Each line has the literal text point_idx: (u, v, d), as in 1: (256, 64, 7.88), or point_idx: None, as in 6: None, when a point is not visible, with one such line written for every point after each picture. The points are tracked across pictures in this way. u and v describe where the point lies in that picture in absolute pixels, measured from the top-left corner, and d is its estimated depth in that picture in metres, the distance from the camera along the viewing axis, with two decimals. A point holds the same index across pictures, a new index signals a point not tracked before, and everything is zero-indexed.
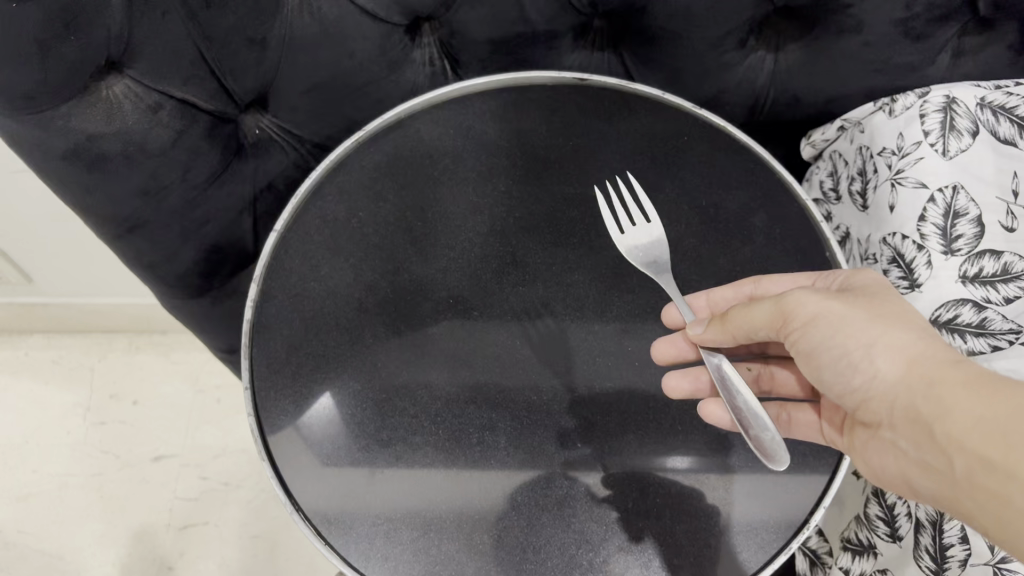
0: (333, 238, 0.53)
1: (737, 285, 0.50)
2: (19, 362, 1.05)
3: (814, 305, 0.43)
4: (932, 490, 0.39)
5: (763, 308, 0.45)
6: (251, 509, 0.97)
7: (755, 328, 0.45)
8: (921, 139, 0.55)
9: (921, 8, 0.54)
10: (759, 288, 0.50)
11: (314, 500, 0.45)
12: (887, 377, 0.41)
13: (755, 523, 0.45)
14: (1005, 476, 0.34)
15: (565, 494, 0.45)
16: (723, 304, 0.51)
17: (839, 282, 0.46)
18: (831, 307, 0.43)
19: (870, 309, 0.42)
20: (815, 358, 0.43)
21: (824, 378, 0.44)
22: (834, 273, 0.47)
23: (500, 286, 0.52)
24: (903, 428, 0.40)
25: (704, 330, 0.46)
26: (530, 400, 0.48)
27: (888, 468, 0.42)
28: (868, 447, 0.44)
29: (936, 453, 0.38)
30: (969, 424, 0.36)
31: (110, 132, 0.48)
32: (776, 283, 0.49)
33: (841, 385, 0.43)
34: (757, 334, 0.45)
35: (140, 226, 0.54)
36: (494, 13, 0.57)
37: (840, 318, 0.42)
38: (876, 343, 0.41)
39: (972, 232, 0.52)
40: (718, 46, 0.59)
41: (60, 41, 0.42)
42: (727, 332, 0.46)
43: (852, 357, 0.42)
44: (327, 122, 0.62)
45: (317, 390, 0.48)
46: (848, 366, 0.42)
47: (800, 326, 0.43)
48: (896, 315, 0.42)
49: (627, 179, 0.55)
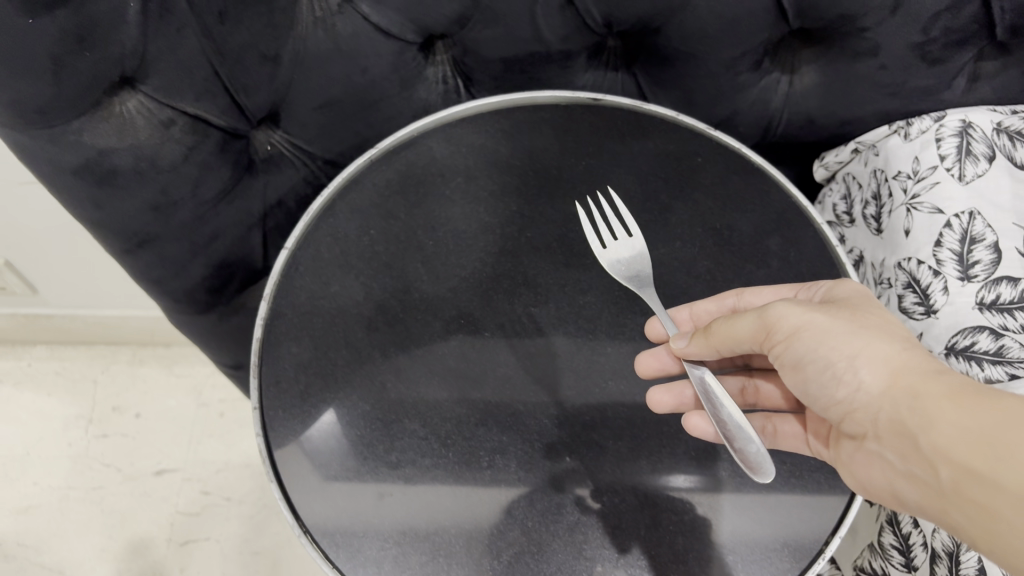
0: (343, 255, 0.53)
1: (719, 298, 0.50)
2: (22, 373, 1.05)
3: (798, 317, 0.42)
4: (919, 501, 0.38)
5: (747, 320, 0.44)
6: (252, 524, 0.97)
7: (738, 341, 0.44)
8: (937, 163, 0.55)
9: (938, 32, 0.53)
10: (741, 300, 0.49)
11: (323, 524, 0.44)
12: (871, 389, 0.40)
13: (769, 551, 0.44)
14: (997, 488, 0.34)
15: (576, 521, 0.45)
16: (706, 317, 0.51)
17: (823, 292, 0.46)
18: (815, 319, 0.42)
19: (853, 320, 0.42)
20: (801, 370, 0.42)
21: (810, 389, 0.43)
22: (818, 285, 0.47)
23: (512, 305, 0.51)
24: (890, 439, 0.39)
25: (688, 343, 0.46)
26: (541, 423, 0.48)
27: (874, 479, 0.41)
28: (853, 458, 0.43)
29: (922, 464, 0.38)
30: (955, 436, 0.36)
31: (122, 147, 0.47)
32: (757, 295, 0.49)
33: (826, 397, 0.42)
34: (741, 348, 0.44)
35: (149, 242, 0.53)
36: (508, 33, 0.57)
37: (823, 329, 0.41)
38: (860, 354, 0.40)
39: (989, 259, 0.52)
40: (733, 68, 0.59)
41: (75, 57, 0.42)
42: (710, 345, 0.45)
43: (836, 368, 0.41)
44: (339, 139, 0.61)
45: (326, 412, 0.47)
46: (833, 378, 0.41)
47: (784, 338, 0.42)
48: (879, 324, 0.41)
49: (608, 196, 0.54)
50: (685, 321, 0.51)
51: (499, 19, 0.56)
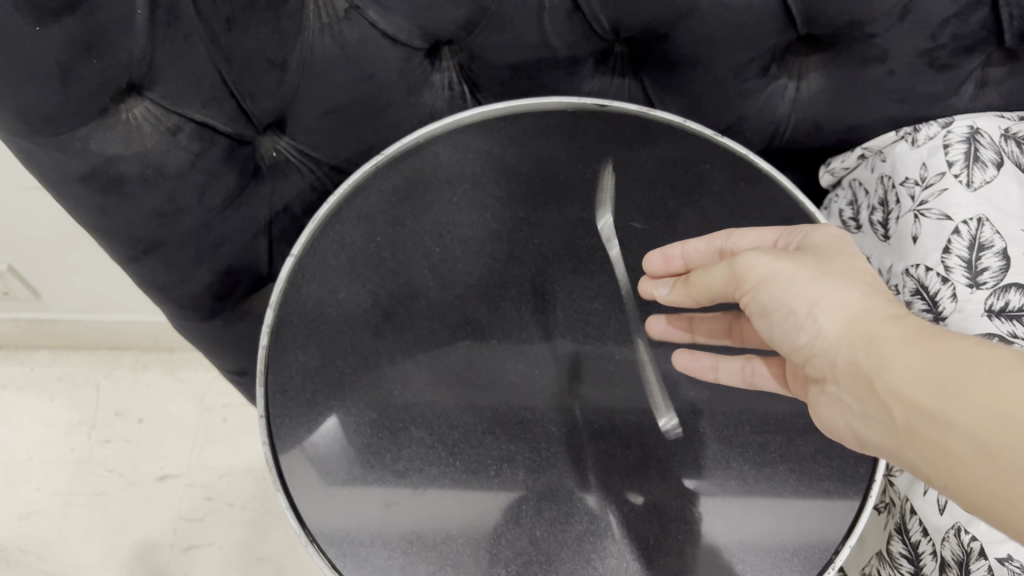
0: (350, 262, 0.52)
1: (709, 238, 0.48)
2: (25, 378, 1.05)
3: (764, 265, 0.42)
4: (877, 443, 0.37)
5: (719, 272, 0.44)
6: (255, 530, 0.96)
7: (713, 290, 0.45)
8: (945, 170, 0.55)
9: (946, 39, 0.54)
10: (729, 243, 0.48)
11: (330, 533, 0.44)
12: (829, 334, 0.39)
13: (780, 561, 0.44)
14: (945, 426, 0.33)
15: (585, 530, 0.44)
16: (697, 257, 0.49)
17: (799, 238, 0.45)
18: (780, 268, 0.41)
19: (817, 267, 0.41)
20: (767, 318, 0.42)
21: (775, 337, 0.42)
22: (795, 229, 0.45)
23: (520, 313, 0.51)
24: (847, 382, 0.38)
25: (670, 292, 0.48)
26: (550, 431, 0.47)
27: (837, 422, 0.40)
28: (818, 401, 0.42)
29: (879, 406, 0.36)
30: (909, 375, 0.35)
31: (129, 154, 0.47)
32: (744, 237, 0.47)
33: (789, 343, 0.41)
34: (717, 294, 0.45)
35: (155, 248, 0.53)
36: (515, 39, 0.57)
37: (787, 277, 0.41)
38: (820, 301, 0.39)
39: (998, 266, 0.52)
40: (741, 74, 0.58)
41: (83, 64, 0.42)
42: (690, 293, 0.47)
43: (798, 315, 0.40)
44: (345, 145, 0.61)
45: (331, 419, 0.47)
46: (795, 324, 0.40)
47: (752, 287, 0.42)
48: (844, 272, 0.40)
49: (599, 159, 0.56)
50: (674, 257, 0.50)
51: (506, 25, 0.56)
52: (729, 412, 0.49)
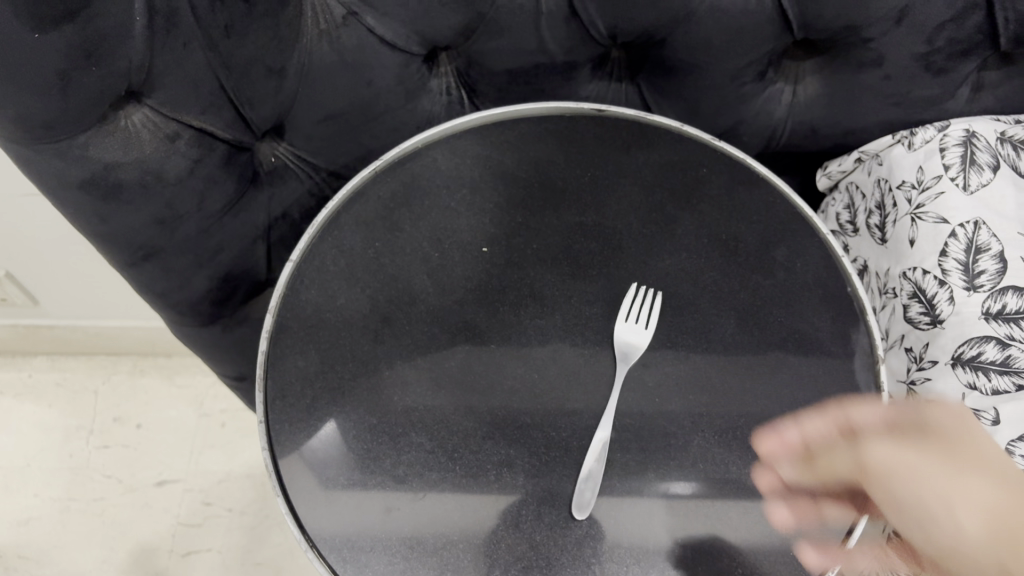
0: (348, 267, 0.52)
1: (827, 414, 0.43)
2: (22, 385, 1.04)
3: (889, 456, 0.38)
4: None
5: (845, 457, 0.41)
6: (254, 535, 0.96)
7: (837, 471, 0.41)
8: (942, 173, 0.55)
9: (943, 43, 0.54)
10: (847, 415, 0.43)
11: (329, 539, 0.44)
12: (972, 539, 0.35)
13: (778, 565, 0.44)
14: None
15: (585, 535, 0.44)
16: (816, 434, 0.43)
17: (914, 411, 0.41)
18: (908, 461, 0.38)
19: (947, 460, 0.37)
20: (896, 505, 0.37)
21: (906, 527, 0.37)
22: (911, 403, 0.41)
23: (519, 318, 0.51)
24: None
25: (795, 471, 0.44)
26: (550, 436, 0.47)
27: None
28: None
29: None
30: None
31: (128, 161, 0.47)
32: (867, 411, 0.42)
33: (922, 534, 0.37)
34: (841, 476, 0.41)
35: (154, 254, 0.53)
36: (513, 45, 0.57)
37: (914, 470, 0.37)
38: (960, 503, 0.35)
39: (995, 269, 0.52)
40: (738, 78, 0.59)
41: (82, 72, 0.42)
42: (815, 475, 0.42)
43: (935, 512, 0.36)
44: (343, 151, 0.61)
45: (331, 425, 0.47)
46: (932, 519, 0.36)
47: (880, 480, 0.38)
48: (976, 458, 0.37)
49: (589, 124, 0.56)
50: (791, 434, 0.44)
51: (504, 31, 0.56)
52: (729, 417, 0.48)
